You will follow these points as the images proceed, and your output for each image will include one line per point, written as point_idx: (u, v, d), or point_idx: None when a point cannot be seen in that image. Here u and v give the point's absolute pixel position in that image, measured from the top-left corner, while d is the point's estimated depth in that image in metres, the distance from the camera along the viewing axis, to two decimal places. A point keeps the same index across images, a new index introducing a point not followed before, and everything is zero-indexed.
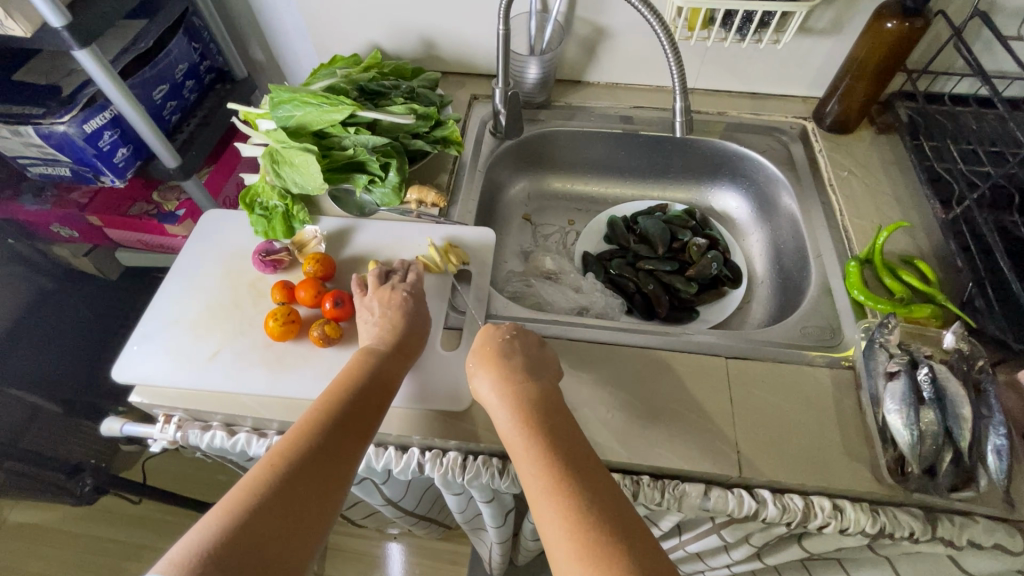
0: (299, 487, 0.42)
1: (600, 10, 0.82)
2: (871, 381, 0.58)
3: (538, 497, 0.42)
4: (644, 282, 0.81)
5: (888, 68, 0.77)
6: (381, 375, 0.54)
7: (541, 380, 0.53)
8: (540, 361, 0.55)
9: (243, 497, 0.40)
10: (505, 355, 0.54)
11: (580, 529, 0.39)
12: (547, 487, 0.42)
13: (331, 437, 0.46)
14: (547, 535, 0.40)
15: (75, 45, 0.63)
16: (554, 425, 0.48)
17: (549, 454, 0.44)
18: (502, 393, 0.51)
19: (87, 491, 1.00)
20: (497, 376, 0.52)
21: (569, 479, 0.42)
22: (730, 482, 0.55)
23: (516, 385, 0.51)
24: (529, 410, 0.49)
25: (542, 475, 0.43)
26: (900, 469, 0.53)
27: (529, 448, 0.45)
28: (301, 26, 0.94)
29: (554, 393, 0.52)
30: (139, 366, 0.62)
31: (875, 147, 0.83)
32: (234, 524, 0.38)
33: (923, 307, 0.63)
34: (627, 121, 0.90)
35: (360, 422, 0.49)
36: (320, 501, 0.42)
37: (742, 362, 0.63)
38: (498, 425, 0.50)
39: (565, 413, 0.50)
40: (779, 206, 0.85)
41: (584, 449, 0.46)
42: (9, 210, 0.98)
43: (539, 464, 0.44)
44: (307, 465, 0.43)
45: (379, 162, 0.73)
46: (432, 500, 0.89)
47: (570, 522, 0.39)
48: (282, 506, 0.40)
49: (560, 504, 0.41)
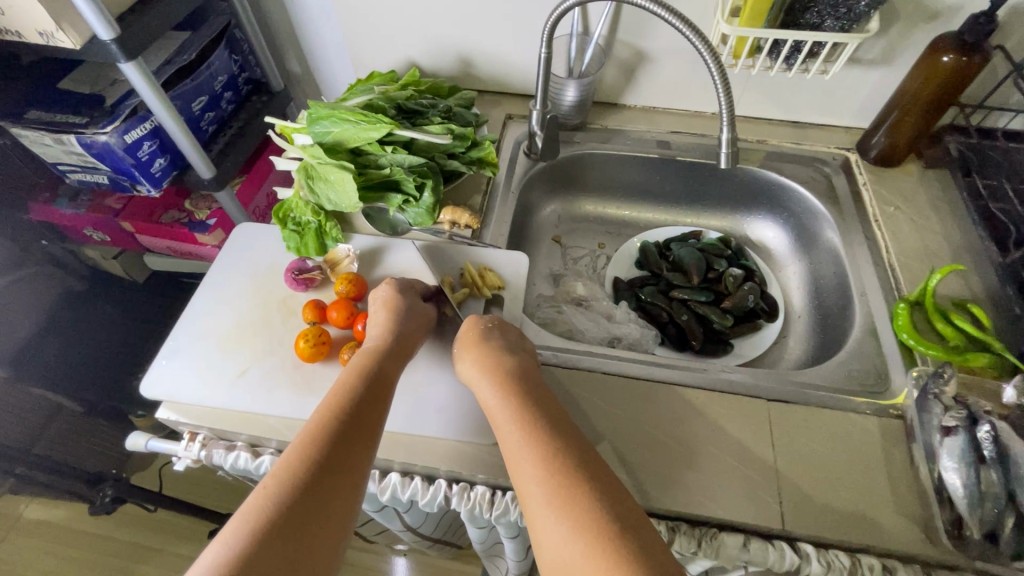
0: (306, 509, 0.40)
1: (642, 34, 0.81)
2: (925, 435, 0.55)
3: (519, 460, 0.44)
4: (678, 312, 0.79)
5: (942, 103, 0.74)
6: (378, 375, 0.52)
7: (523, 362, 0.55)
8: (521, 350, 0.58)
9: (247, 526, 0.39)
10: (485, 338, 0.58)
11: (560, 487, 0.41)
12: (529, 453, 0.44)
13: (335, 447, 0.45)
14: (528, 494, 0.42)
15: (122, 58, 0.63)
16: (535, 400, 0.50)
17: (531, 423, 0.47)
18: (482, 369, 0.54)
19: (106, 500, 0.99)
20: (479, 358, 0.55)
21: (558, 455, 0.44)
22: (772, 533, 0.53)
23: (498, 364, 0.54)
24: (512, 386, 0.51)
25: (523, 439, 0.45)
26: (958, 532, 0.50)
27: (511, 415, 0.48)
28: (340, 41, 0.94)
29: (534, 372, 0.54)
30: (167, 382, 0.61)
31: (923, 183, 0.80)
32: (241, 554, 0.37)
33: (980, 356, 0.60)
34: (664, 146, 0.88)
35: (362, 424, 0.47)
36: (328, 520, 0.41)
37: (784, 406, 0.60)
38: (481, 399, 0.53)
39: (549, 395, 0.52)
40: (819, 239, 0.83)
41: (569, 426, 0.48)
42: (45, 213, 0.99)
43: (520, 431, 0.46)
44: (313, 482, 0.42)
45: (415, 182, 0.71)
46: (449, 525, 0.86)
47: (549, 480, 0.42)
48: (292, 524, 0.39)
49: (540, 465, 0.43)
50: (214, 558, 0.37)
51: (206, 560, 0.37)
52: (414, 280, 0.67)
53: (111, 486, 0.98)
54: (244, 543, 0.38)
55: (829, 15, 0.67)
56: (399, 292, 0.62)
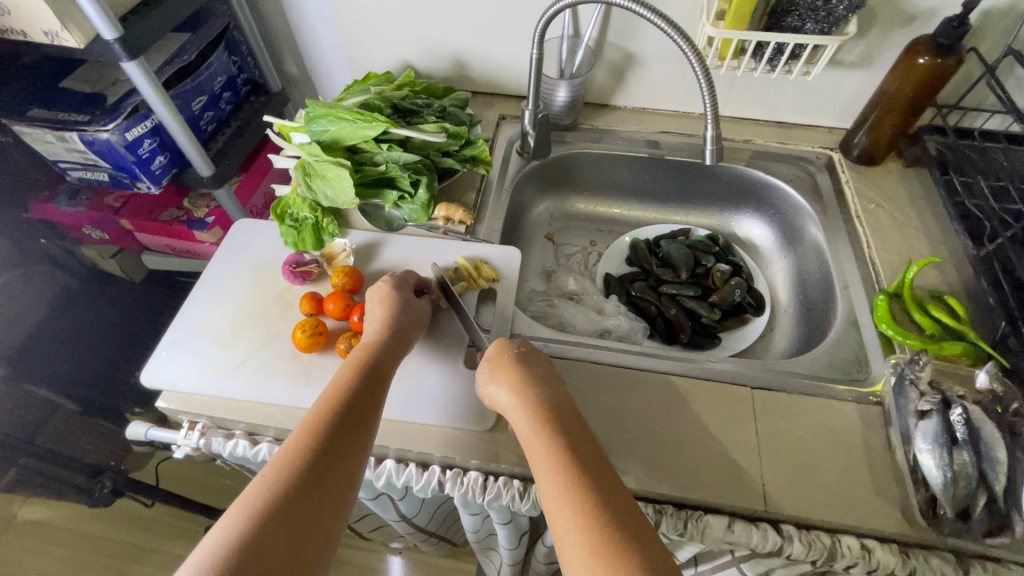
0: (302, 497, 0.42)
1: (631, 36, 0.83)
2: (902, 419, 0.57)
3: (552, 497, 0.42)
4: (666, 306, 0.81)
5: (919, 103, 0.77)
6: (373, 371, 0.54)
7: (556, 390, 0.53)
8: (553, 378, 0.56)
9: (246, 512, 0.40)
10: (520, 363, 0.55)
11: (595, 526, 0.39)
12: (561, 484, 0.42)
13: (330, 443, 0.46)
14: (560, 533, 0.40)
15: (125, 57, 0.65)
16: (568, 429, 0.48)
17: (565, 455, 0.45)
18: (518, 395, 0.52)
19: (105, 492, 1.00)
20: (513, 383, 0.53)
21: (588, 489, 0.42)
22: (755, 515, 0.55)
23: (533, 392, 0.52)
24: (549, 416, 0.49)
25: (558, 471, 0.43)
26: (932, 511, 0.52)
27: (547, 445, 0.46)
28: (337, 43, 0.96)
29: (571, 402, 0.52)
30: (166, 372, 0.63)
31: (903, 180, 0.83)
32: (236, 547, 0.38)
33: (955, 344, 0.62)
34: (653, 145, 0.91)
35: (355, 422, 0.49)
36: (325, 510, 0.43)
37: (768, 393, 0.62)
38: (516, 428, 0.51)
39: (583, 424, 0.50)
40: (804, 235, 0.85)
41: (597, 455, 0.46)
42: (43, 211, 1.00)
43: (556, 462, 0.44)
44: (308, 475, 0.43)
45: (409, 178, 0.74)
46: (443, 518, 0.88)
47: (584, 518, 0.40)
48: (287, 518, 0.40)
49: (575, 504, 0.41)
50: (211, 546, 0.38)
51: (204, 544, 0.39)
52: (407, 273, 0.68)
53: (111, 476, 1.00)
54: (241, 529, 0.39)
55: (810, 18, 0.70)
56: (396, 288, 0.64)
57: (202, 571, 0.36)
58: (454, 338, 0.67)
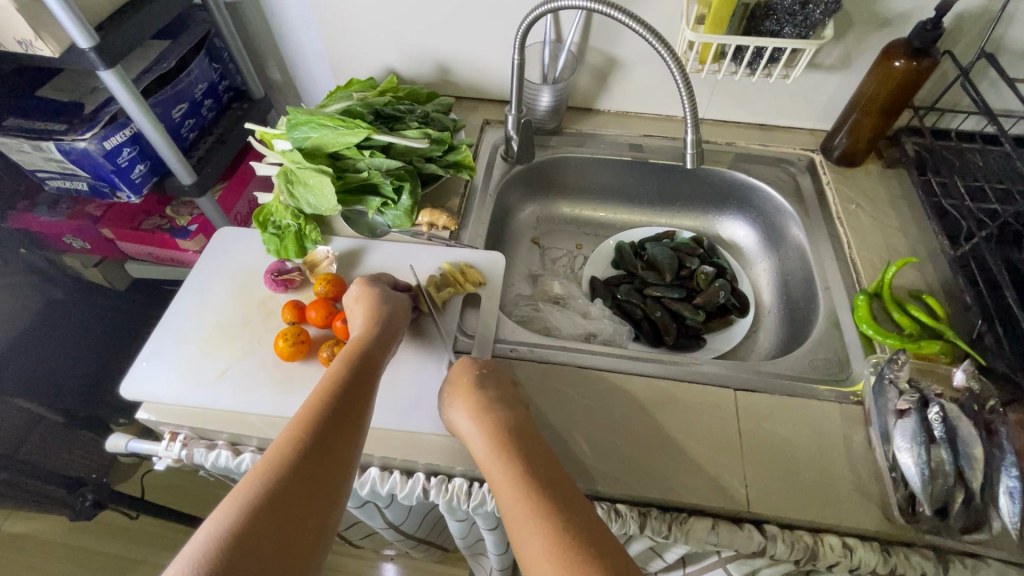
0: (294, 490, 0.42)
1: (613, 41, 0.84)
2: (881, 418, 0.57)
3: (515, 519, 0.42)
4: (651, 309, 0.82)
5: (895, 105, 0.78)
6: (364, 363, 0.54)
7: (516, 412, 0.53)
8: (514, 397, 0.56)
9: (239, 503, 0.40)
10: (479, 386, 0.55)
11: (560, 546, 0.39)
12: (522, 508, 0.42)
13: (323, 434, 0.46)
14: (525, 554, 0.40)
15: (101, 66, 0.64)
16: (530, 451, 0.48)
17: (527, 476, 0.45)
18: (477, 423, 0.52)
19: (86, 505, 0.99)
20: (472, 407, 0.53)
21: (555, 509, 0.42)
22: (739, 516, 0.55)
23: (492, 415, 0.52)
24: (507, 439, 0.49)
25: (519, 493, 0.43)
26: (912, 509, 0.52)
27: (506, 468, 0.46)
28: (319, 49, 0.96)
29: (530, 424, 0.52)
30: (147, 384, 0.62)
31: (883, 180, 0.84)
32: (230, 537, 0.37)
33: (933, 344, 0.63)
34: (637, 149, 0.91)
35: (347, 415, 0.48)
36: (317, 504, 0.42)
37: (750, 395, 0.63)
38: (474, 452, 0.51)
39: (542, 443, 0.50)
40: (786, 236, 0.86)
41: (563, 476, 0.46)
42: (23, 221, 0.99)
43: (517, 484, 0.44)
44: (300, 467, 0.43)
45: (392, 185, 0.73)
46: (432, 523, 0.87)
47: (549, 538, 0.40)
48: (280, 511, 0.40)
49: (540, 524, 0.41)
50: (202, 537, 0.37)
51: (194, 537, 0.38)
52: (381, 274, 0.68)
53: (93, 489, 1.00)
54: (234, 519, 0.38)
55: (787, 23, 0.70)
56: (374, 283, 0.64)
57: (194, 564, 0.35)
58: (439, 343, 0.67)
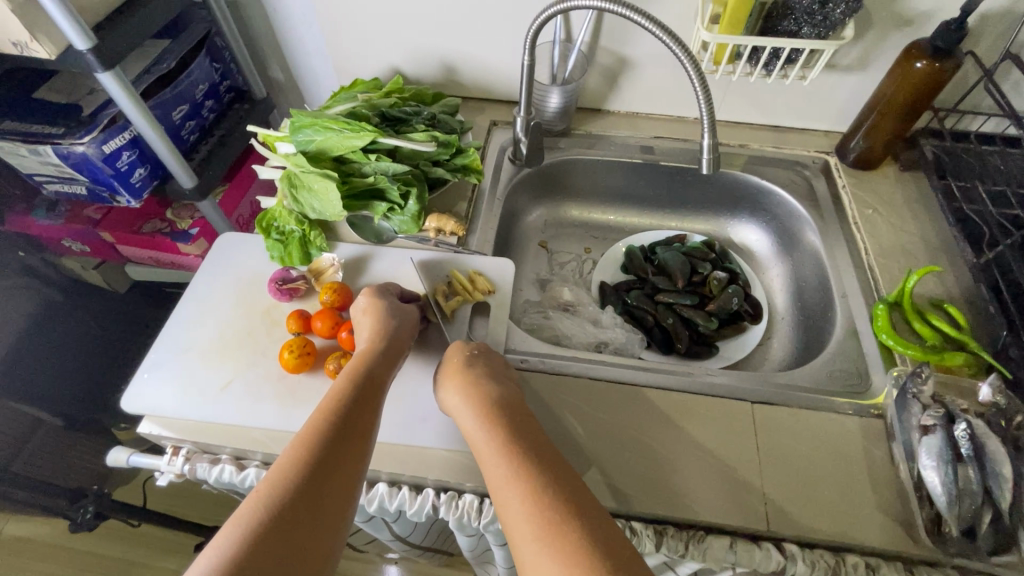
0: (298, 512, 0.40)
1: (624, 40, 0.82)
2: (905, 434, 0.56)
3: (500, 488, 0.43)
4: (663, 316, 0.80)
5: (915, 107, 0.76)
6: (369, 377, 0.52)
7: (505, 387, 0.54)
8: (503, 375, 0.56)
9: (240, 529, 0.38)
10: (467, 364, 0.56)
11: (544, 518, 0.40)
12: (507, 478, 0.43)
13: (326, 451, 0.44)
14: (511, 522, 0.41)
15: (99, 68, 0.63)
16: (516, 425, 0.49)
17: (513, 450, 0.45)
18: (465, 397, 0.52)
19: (87, 518, 0.93)
20: (460, 383, 0.54)
21: (543, 484, 0.42)
22: (758, 535, 0.53)
23: (479, 390, 0.52)
24: (493, 413, 0.50)
25: (505, 468, 0.44)
26: (938, 529, 0.51)
27: (492, 442, 0.47)
28: (322, 48, 0.94)
29: (518, 399, 0.53)
30: (148, 397, 0.60)
31: (900, 184, 0.82)
32: (233, 566, 0.36)
33: (956, 355, 0.61)
34: (647, 151, 0.89)
35: (352, 431, 0.47)
36: (322, 526, 0.41)
37: (767, 408, 0.61)
38: (463, 426, 0.52)
39: (531, 421, 0.50)
40: (801, 241, 0.84)
41: (554, 454, 0.46)
42: (21, 224, 0.98)
43: (502, 456, 0.45)
44: (303, 488, 0.41)
45: (399, 190, 0.71)
46: (439, 533, 0.86)
47: (533, 509, 0.40)
48: (282, 534, 0.38)
49: (524, 493, 0.42)
50: (203, 567, 0.36)
51: (195, 567, 0.36)
52: (388, 282, 0.66)
53: (92, 500, 0.94)
54: (235, 547, 0.37)
55: (806, 22, 0.68)
56: (380, 294, 0.63)
57: None
58: (447, 353, 0.65)
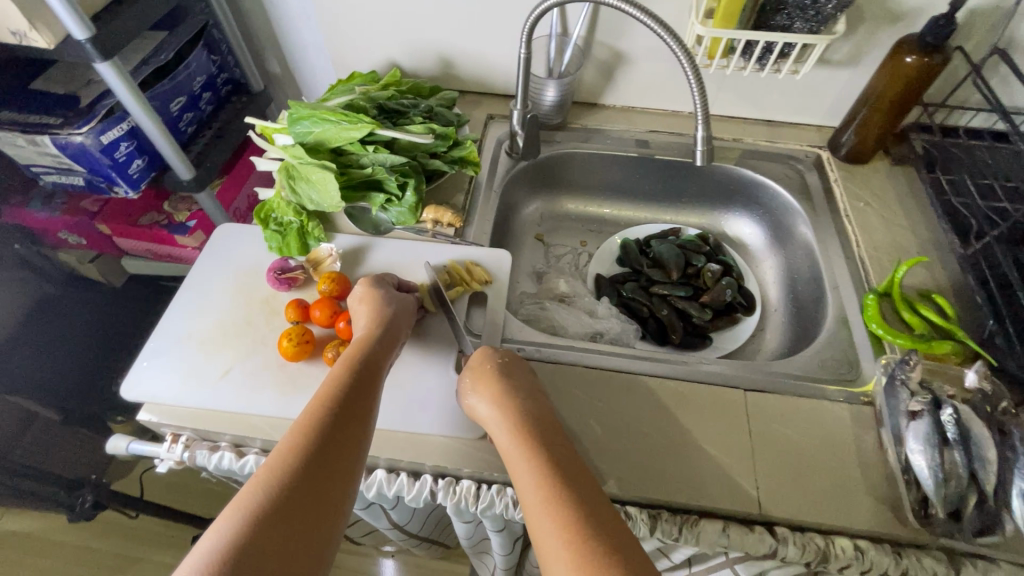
0: (300, 496, 0.41)
1: (619, 35, 0.82)
2: (893, 419, 0.57)
3: (532, 506, 0.42)
4: (658, 307, 0.81)
5: (905, 102, 0.77)
6: (367, 364, 0.53)
7: (537, 403, 0.53)
8: (534, 388, 0.55)
9: (244, 511, 0.39)
10: (498, 374, 0.55)
11: (575, 536, 0.38)
12: (542, 498, 0.42)
13: (327, 437, 0.45)
14: (540, 540, 0.40)
15: (98, 58, 0.63)
16: (550, 442, 0.48)
17: (547, 467, 0.44)
18: (500, 409, 0.51)
19: (85, 507, 0.96)
20: (493, 393, 0.53)
21: (574, 503, 0.41)
22: (750, 518, 0.54)
23: (514, 404, 0.51)
24: (529, 430, 0.49)
25: (539, 485, 0.43)
26: (924, 511, 0.52)
27: (527, 459, 0.46)
28: (320, 41, 0.94)
29: (552, 416, 0.52)
30: (147, 384, 0.61)
31: (891, 178, 0.83)
32: (237, 547, 0.37)
33: (944, 344, 0.62)
34: (643, 145, 0.90)
35: (352, 417, 0.47)
36: (324, 510, 0.41)
37: (760, 395, 0.62)
38: (496, 439, 0.51)
39: (563, 437, 0.49)
40: (794, 234, 0.85)
41: (582, 469, 0.45)
42: (17, 216, 0.99)
43: (536, 474, 0.44)
44: (305, 472, 0.42)
45: (397, 181, 0.72)
46: (436, 522, 0.87)
47: (565, 528, 0.39)
48: (285, 518, 0.39)
49: (557, 513, 0.40)
50: (208, 547, 0.37)
51: (199, 545, 0.37)
52: (386, 273, 0.67)
53: (91, 490, 0.97)
54: (239, 529, 0.38)
55: (798, 17, 0.69)
56: (378, 283, 0.63)
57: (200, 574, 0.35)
58: (445, 342, 0.66)
